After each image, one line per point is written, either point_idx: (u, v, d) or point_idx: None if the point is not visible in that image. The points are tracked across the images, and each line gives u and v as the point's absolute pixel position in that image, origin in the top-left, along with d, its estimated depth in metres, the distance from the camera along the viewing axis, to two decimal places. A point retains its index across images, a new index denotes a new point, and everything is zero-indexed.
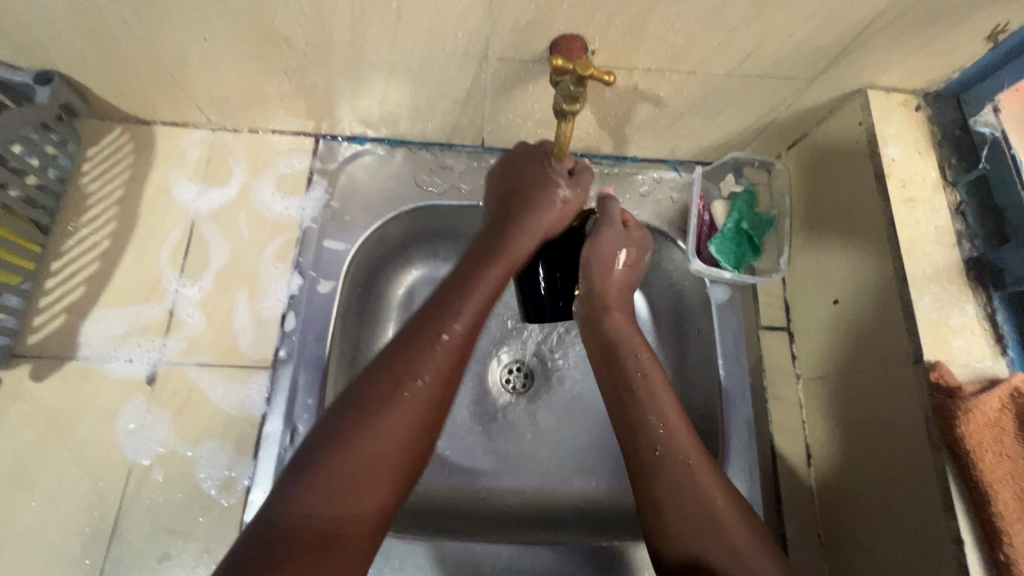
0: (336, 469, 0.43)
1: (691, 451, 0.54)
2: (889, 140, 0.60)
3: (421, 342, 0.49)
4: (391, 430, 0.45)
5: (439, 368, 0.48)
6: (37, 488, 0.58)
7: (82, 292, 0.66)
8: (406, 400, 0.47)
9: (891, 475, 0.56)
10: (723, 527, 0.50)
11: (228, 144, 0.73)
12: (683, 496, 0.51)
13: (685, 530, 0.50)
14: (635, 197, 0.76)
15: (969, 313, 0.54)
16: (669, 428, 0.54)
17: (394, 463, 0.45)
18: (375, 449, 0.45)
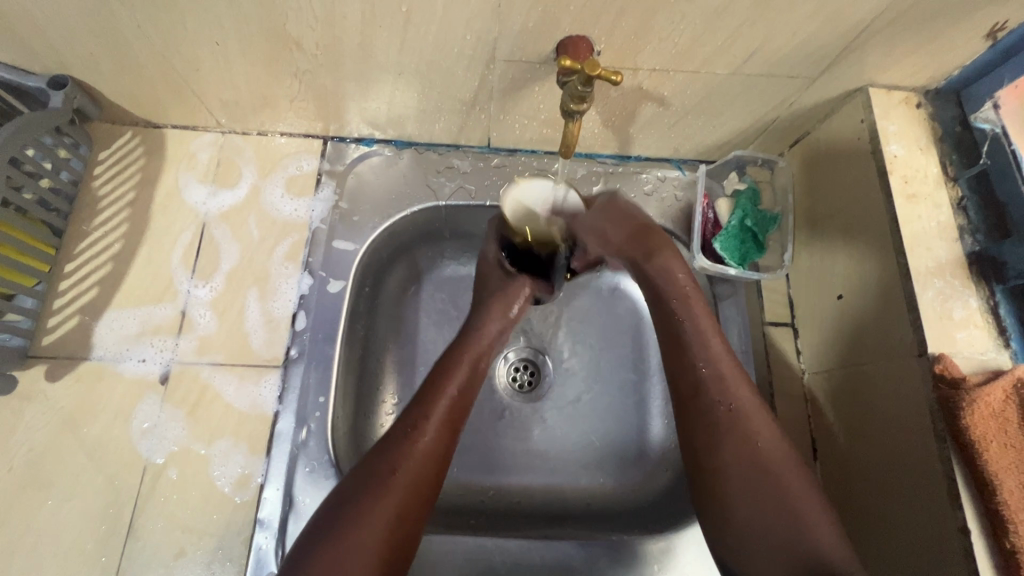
0: (338, 547, 0.47)
1: (764, 432, 0.55)
2: (891, 137, 0.61)
3: (396, 452, 0.53)
4: (372, 539, 0.48)
5: (419, 473, 0.53)
6: (53, 487, 0.59)
7: (95, 294, 0.66)
8: (393, 481, 0.51)
9: (897, 467, 0.56)
10: (773, 476, 0.53)
11: (237, 146, 0.74)
12: (733, 451, 0.54)
13: (737, 482, 0.53)
14: (641, 195, 0.77)
15: (972, 306, 0.55)
16: (741, 408, 0.55)
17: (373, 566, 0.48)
18: (370, 525, 0.49)
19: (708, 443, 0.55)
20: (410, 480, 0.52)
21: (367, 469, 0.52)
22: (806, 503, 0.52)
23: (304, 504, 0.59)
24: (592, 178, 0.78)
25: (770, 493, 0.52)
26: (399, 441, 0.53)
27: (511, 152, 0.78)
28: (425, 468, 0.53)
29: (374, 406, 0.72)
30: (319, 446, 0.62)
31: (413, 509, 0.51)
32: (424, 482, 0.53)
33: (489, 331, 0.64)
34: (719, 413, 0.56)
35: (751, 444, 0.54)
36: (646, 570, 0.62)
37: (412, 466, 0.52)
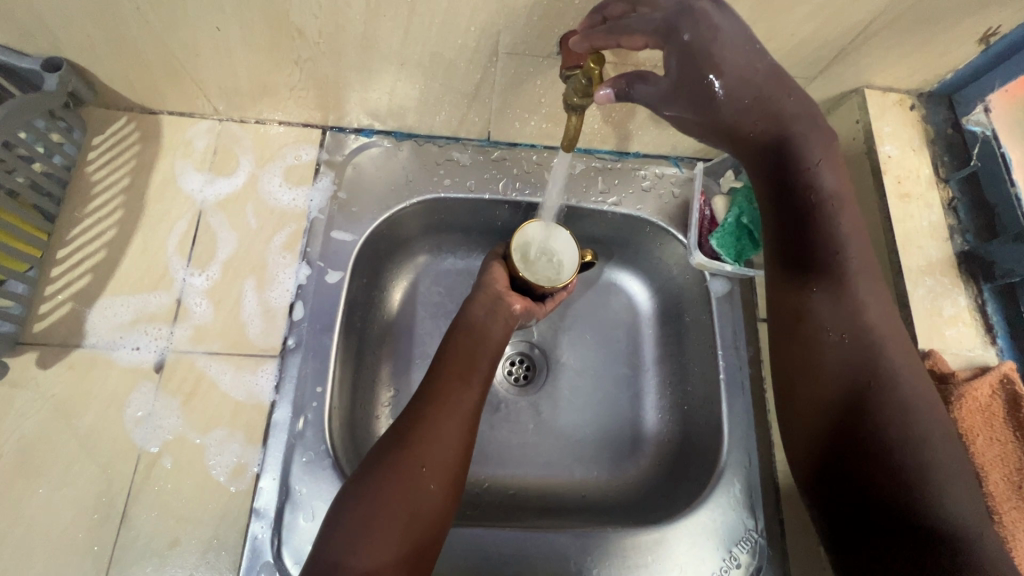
0: (385, 506, 0.49)
1: (897, 369, 0.48)
2: (885, 138, 0.62)
3: (430, 416, 0.54)
4: (412, 488, 0.50)
5: (454, 431, 0.54)
6: (44, 475, 0.58)
7: (88, 280, 0.65)
8: (438, 437, 0.53)
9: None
10: (903, 417, 0.47)
11: (235, 135, 0.74)
12: (841, 375, 0.50)
13: (845, 414, 0.49)
14: (638, 191, 0.78)
15: (961, 304, 0.56)
16: (853, 337, 0.50)
17: (419, 522, 0.49)
18: (417, 481, 0.50)
19: (811, 374, 0.52)
20: (447, 435, 0.54)
21: (399, 428, 0.54)
22: (944, 463, 0.45)
23: (301, 494, 0.60)
24: (590, 174, 0.78)
25: (896, 441, 0.46)
26: (431, 400, 0.56)
27: (511, 145, 0.78)
28: (460, 425, 0.55)
29: (372, 398, 0.72)
30: (315, 435, 0.62)
31: (449, 464, 0.53)
32: (459, 440, 0.54)
33: (480, 300, 0.65)
34: (829, 341, 0.51)
35: (868, 381, 0.49)
36: (640, 560, 0.63)
37: (447, 424, 0.54)
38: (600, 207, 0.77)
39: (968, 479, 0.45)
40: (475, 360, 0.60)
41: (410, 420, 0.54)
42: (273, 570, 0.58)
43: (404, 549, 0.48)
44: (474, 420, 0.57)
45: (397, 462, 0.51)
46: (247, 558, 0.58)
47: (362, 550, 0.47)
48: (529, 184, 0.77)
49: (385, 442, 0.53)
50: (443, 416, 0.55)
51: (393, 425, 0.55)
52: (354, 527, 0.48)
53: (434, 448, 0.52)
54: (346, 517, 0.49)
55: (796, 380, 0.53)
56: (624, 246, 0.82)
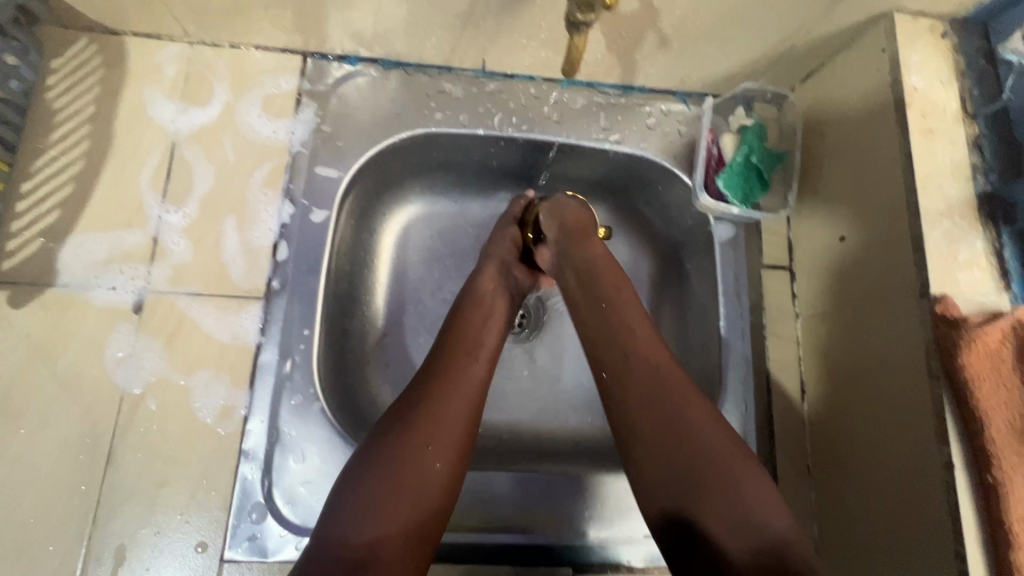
0: (390, 487, 0.47)
1: (696, 407, 0.51)
2: (913, 68, 0.57)
3: (436, 395, 0.53)
4: (418, 464, 0.49)
5: (461, 407, 0.53)
6: (25, 415, 0.57)
7: (57, 216, 0.62)
8: (444, 418, 0.51)
9: (876, 408, 0.58)
10: (703, 471, 0.48)
11: (207, 60, 0.68)
12: (720, 522, 0.46)
13: (665, 474, 0.50)
14: (643, 128, 0.73)
15: (978, 248, 0.53)
16: (644, 359, 0.54)
17: (426, 503, 0.48)
18: (424, 462, 0.49)
19: (625, 427, 0.53)
20: (454, 412, 0.52)
21: (405, 404, 0.53)
22: (742, 481, 0.48)
23: (290, 436, 0.59)
24: (592, 110, 0.73)
25: (724, 495, 0.47)
26: (437, 377, 0.54)
27: (508, 77, 0.72)
28: (467, 400, 0.53)
29: (362, 342, 0.71)
30: (304, 378, 0.61)
31: (456, 440, 0.51)
32: (466, 419, 0.53)
33: (488, 271, 0.65)
34: (636, 377, 0.53)
35: (670, 434, 0.50)
36: (632, 503, 0.63)
37: (455, 400, 0.53)
38: (600, 144, 0.72)
39: (768, 492, 0.48)
40: (480, 339, 0.59)
41: (414, 399, 0.53)
42: (264, 510, 0.57)
43: (408, 528, 0.47)
44: (482, 397, 0.55)
45: (401, 439, 0.50)
46: (237, 499, 0.57)
47: (365, 525, 0.45)
48: (527, 119, 0.72)
49: (390, 418, 0.52)
50: (449, 395, 0.53)
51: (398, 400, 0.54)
52: (356, 502, 0.47)
53: (440, 428, 0.51)
54: (348, 491, 0.48)
55: (624, 441, 0.53)
56: (626, 189, 0.78)
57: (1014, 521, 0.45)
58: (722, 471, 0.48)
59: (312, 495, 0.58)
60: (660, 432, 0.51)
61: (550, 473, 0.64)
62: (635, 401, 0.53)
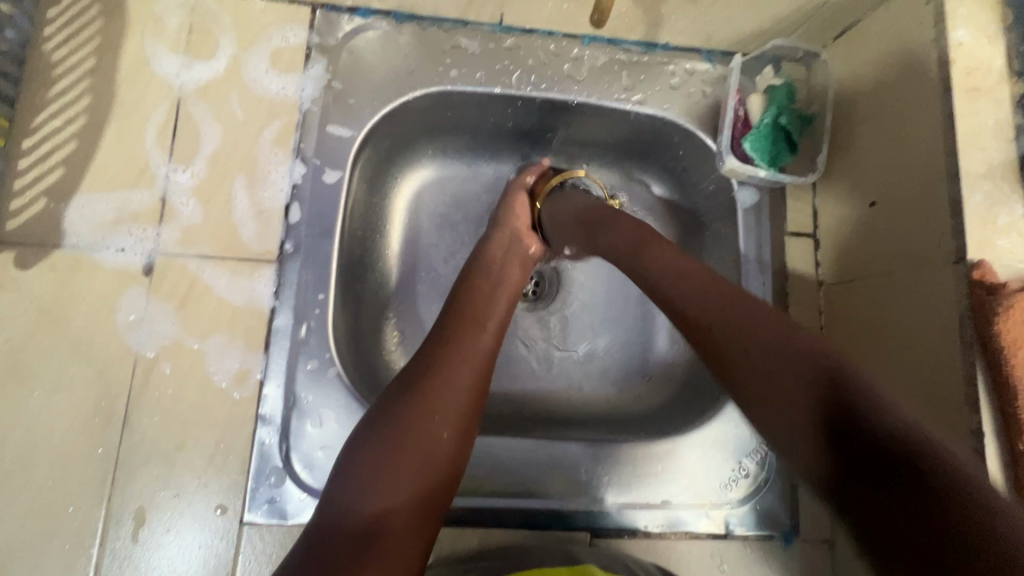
0: (396, 458, 0.45)
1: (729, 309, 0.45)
2: (958, 21, 0.54)
3: (442, 364, 0.51)
4: (424, 434, 0.47)
5: (466, 376, 0.51)
6: (38, 378, 0.56)
7: (61, 174, 0.59)
8: (449, 387, 0.50)
9: (899, 382, 0.57)
10: (764, 332, 0.42)
11: (210, 11, 0.64)
12: (785, 374, 0.39)
13: (739, 357, 0.43)
14: (666, 88, 0.70)
15: (1019, 213, 0.51)
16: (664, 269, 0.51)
17: (431, 473, 0.46)
18: (429, 432, 0.47)
19: (701, 324, 0.46)
20: (460, 381, 0.51)
21: (409, 374, 0.51)
22: (809, 332, 0.41)
23: (308, 401, 0.58)
24: (614, 69, 0.70)
25: (778, 355, 0.40)
26: (442, 348, 0.53)
27: (526, 32, 0.69)
28: (473, 369, 0.52)
29: (376, 308, 0.69)
30: (319, 343, 0.60)
31: (462, 410, 0.50)
32: (471, 388, 0.51)
33: (499, 239, 0.64)
34: (665, 282, 0.50)
35: (747, 355, 0.42)
36: (650, 469, 0.63)
37: (460, 369, 0.51)
38: (622, 105, 0.69)
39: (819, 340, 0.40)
40: (484, 310, 0.57)
41: (418, 368, 0.51)
42: (283, 474, 0.57)
43: (414, 499, 0.45)
44: (487, 368, 0.54)
45: (407, 407, 0.48)
46: (256, 463, 0.57)
47: (369, 495, 0.44)
48: (546, 78, 0.69)
49: (394, 390, 0.50)
50: (454, 363, 0.52)
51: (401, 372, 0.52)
52: (361, 472, 0.45)
53: (446, 396, 0.49)
54: (353, 463, 0.46)
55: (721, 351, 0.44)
56: (646, 153, 0.76)
57: None
58: (781, 354, 0.40)
59: (330, 459, 0.58)
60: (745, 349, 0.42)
61: (568, 439, 0.64)
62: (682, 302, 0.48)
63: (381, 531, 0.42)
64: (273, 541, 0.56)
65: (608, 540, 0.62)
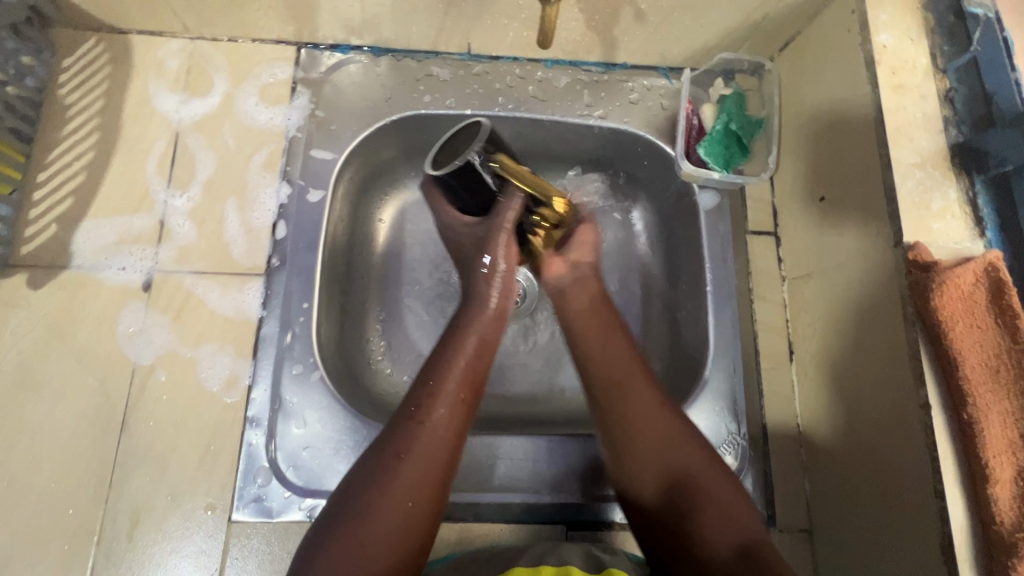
0: (360, 544, 0.44)
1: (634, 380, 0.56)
2: (881, 26, 0.59)
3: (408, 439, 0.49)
4: (394, 516, 0.46)
5: (439, 450, 0.49)
6: (44, 388, 0.60)
7: (70, 204, 0.65)
8: (419, 469, 0.48)
9: (856, 369, 0.59)
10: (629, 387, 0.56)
11: (207, 54, 0.72)
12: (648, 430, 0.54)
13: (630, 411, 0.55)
14: (625, 103, 0.75)
15: (951, 197, 0.54)
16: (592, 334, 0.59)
17: (402, 551, 0.46)
18: (396, 516, 0.46)
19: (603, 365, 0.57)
20: (431, 456, 0.49)
21: (378, 457, 0.48)
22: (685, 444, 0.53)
23: (292, 404, 0.62)
24: (576, 88, 0.75)
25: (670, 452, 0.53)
26: (406, 425, 0.50)
27: (492, 59, 0.75)
28: (446, 443, 0.50)
29: (360, 319, 0.73)
30: (303, 348, 0.63)
31: (436, 484, 0.49)
32: (444, 461, 0.49)
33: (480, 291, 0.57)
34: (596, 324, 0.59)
35: (650, 412, 0.54)
36: None
37: (432, 440, 0.49)
38: (585, 120, 0.75)
39: (728, 500, 0.51)
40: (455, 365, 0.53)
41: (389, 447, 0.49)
42: (269, 474, 0.60)
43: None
44: (458, 440, 0.51)
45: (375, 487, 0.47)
46: (243, 464, 0.60)
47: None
48: (512, 99, 0.74)
49: (364, 471, 0.48)
50: (426, 439, 0.49)
51: (366, 449, 0.50)
52: (333, 555, 0.44)
53: (417, 476, 0.48)
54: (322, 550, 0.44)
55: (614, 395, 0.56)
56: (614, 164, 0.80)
57: (988, 453, 0.46)
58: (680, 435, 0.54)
59: (314, 459, 0.61)
60: (637, 413, 0.54)
61: (544, 436, 0.66)
62: (619, 398, 0.55)
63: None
64: (260, 538, 0.58)
65: (585, 533, 0.64)
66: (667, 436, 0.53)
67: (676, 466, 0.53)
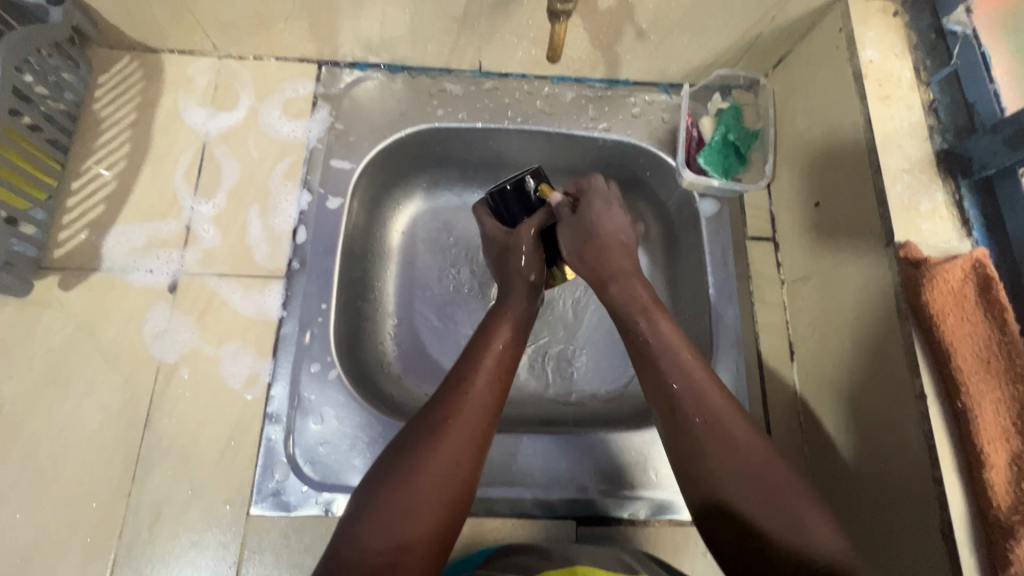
0: (410, 493, 0.47)
1: (713, 393, 0.54)
2: (867, 43, 0.63)
3: (450, 402, 0.53)
4: (439, 468, 0.49)
5: (480, 412, 0.53)
6: (72, 385, 0.63)
7: (102, 210, 0.69)
8: (460, 430, 0.52)
9: (854, 365, 0.61)
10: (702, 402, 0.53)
11: (234, 71, 0.76)
12: (704, 441, 0.51)
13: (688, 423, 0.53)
14: (628, 117, 0.79)
15: (938, 200, 0.58)
16: (654, 329, 0.59)
17: (448, 503, 0.48)
18: (441, 470, 0.49)
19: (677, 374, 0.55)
20: (473, 416, 0.53)
21: (429, 418, 0.52)
22: (746, 442, 0.51)
23: (310, 400, 0.64)
24: (581, 102, 0.80)
25: (723, 462, 0.50)
26: (451, 393, 0.54)
27: (502, 76, 0.79)
28: (485, 405, 0.54)
29: (374, 322, 0.76)
30: (321, 347, 0.66)
31: (478, 443, 0.52)
32: (483, 422, 0.53)
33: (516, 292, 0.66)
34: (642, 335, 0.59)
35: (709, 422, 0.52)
36: (633, 462, 0.66)
37: (473, 403, 0.54)
38: (590, 133, 0.78)
39: (799, 509, 0.47)
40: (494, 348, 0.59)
41: (434, 409, 0.53)
42: (287, 468, 0.62)
43: (428, 538, 0.46)
44: (495, 414, 0.55)
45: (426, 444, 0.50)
46: (262, 458, 0.62)
47: (388, 529, 0.45)
48: (521, 113, 0.78)
49: (416, 430, 0.52)
50: (467, 401, 0.53)
51: (417, 412, 0.54)
52: (382, 502, 0.47)
53: (460, 434, 0.51)
54: (372, 501, 0.47)
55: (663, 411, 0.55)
56: (617, 175, 0.84)
57: (982, 439, 0.48)
58: (753, 478, 0.49)
59: (330, 454, 0.63)
60: (720, 456, 0.50)
61: (552, 433, 0.68)
62: (680, 409, 0.54)
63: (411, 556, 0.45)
64: (278, 532, 0.60)
65: (594, 528, 0.65)
66: (726, 440, 0.51)
67: (718, 472, 0.50)
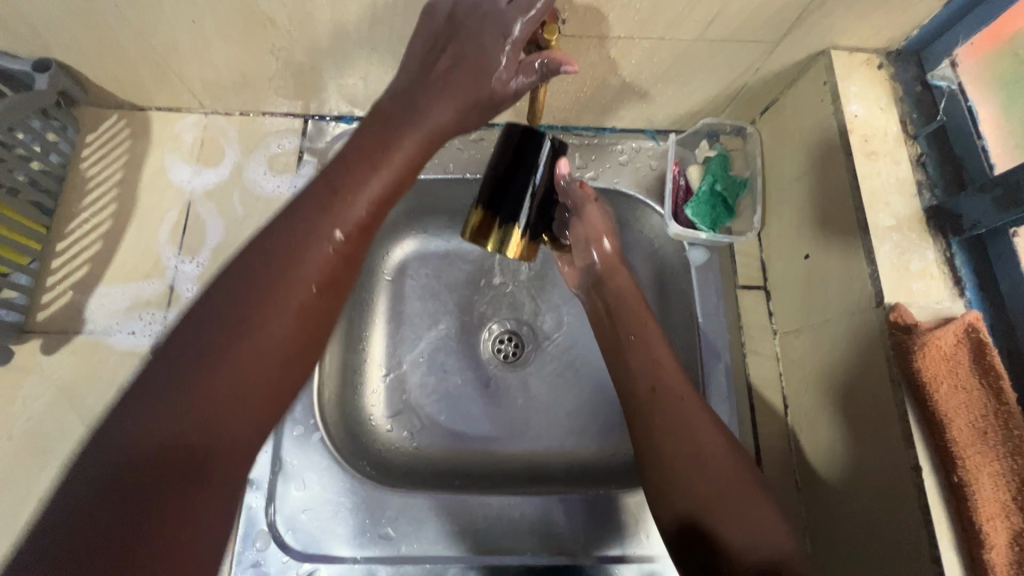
0: (194, 398, 0.36)
1: (688, 401, 0.58)
2: (852, 98, 0.63)
3: (275, 279, 0.41)
4: (230, 382, 0.38)
5: (314, 256, 0.42)
6: (52, 454, 0.62)
7: (86, 271, 0.69)
8: (276, 302, 0.40)
9: (850, 426, 0.59)
10: (674, 408, 0.58)
11: (220, 127, 0.76)
12: (672, 448, 0.56)
13: (658, 433, 0.57)
14: (616, 165, 0.79)
15: (929, 259, 0.57)
16: (640, 337, 0.64)
17: (246, 433, 0.38)
18: (251, 361, 0.39)
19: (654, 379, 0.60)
20: (291, 300, 0.41)
21: (238, 286, 0.40)
22: (712, 450, 0.55)
23: (292, 466, 0.63)
24: (568, 151, 0.79)
25: (688, 469, 0.55)
26: (279, 246, 0.42)
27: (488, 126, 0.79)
28: (314, 276, 0.42)
29: (361, 376, 0.75)
30: (304, 410, 0.65)
31: (304, 317, 0.42)
32: (296, 333, 0.41)
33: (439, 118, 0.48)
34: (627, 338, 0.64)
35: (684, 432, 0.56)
36: (624, 524, 0.65)
37: (301, 269, 0.42)
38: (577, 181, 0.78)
39: (748, 513, 0.52)
40: (368, 174, 0.46)
41: (248, 268, 0.41)
42: (269, 537, 0.61)
43: (227, 442, 0.37)
44: (336, 284, 0.44)
45: (254, 290, 0.40)
46: (243, 527, 0.61)
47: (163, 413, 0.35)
48: None
49: (210, 316, 0.39)
50: (280, 297, 0.41)
51: (246, 246, 0.43)
52: (175, 383, 0.36)
53: (270, 327, 0.40)
54: (152, 380, 0.36)
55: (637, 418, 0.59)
56: None
57: (981, 517, 0.46)
58: (729, 506, 0.52)
59: (312, 521, 0.62)
60: (691, 464, 0.55)
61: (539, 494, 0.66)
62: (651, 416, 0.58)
63: (215, 455, 0.37)
64: None
65: None
66: (691, 445, 0.55)
67: (681, 475, 0.54)
